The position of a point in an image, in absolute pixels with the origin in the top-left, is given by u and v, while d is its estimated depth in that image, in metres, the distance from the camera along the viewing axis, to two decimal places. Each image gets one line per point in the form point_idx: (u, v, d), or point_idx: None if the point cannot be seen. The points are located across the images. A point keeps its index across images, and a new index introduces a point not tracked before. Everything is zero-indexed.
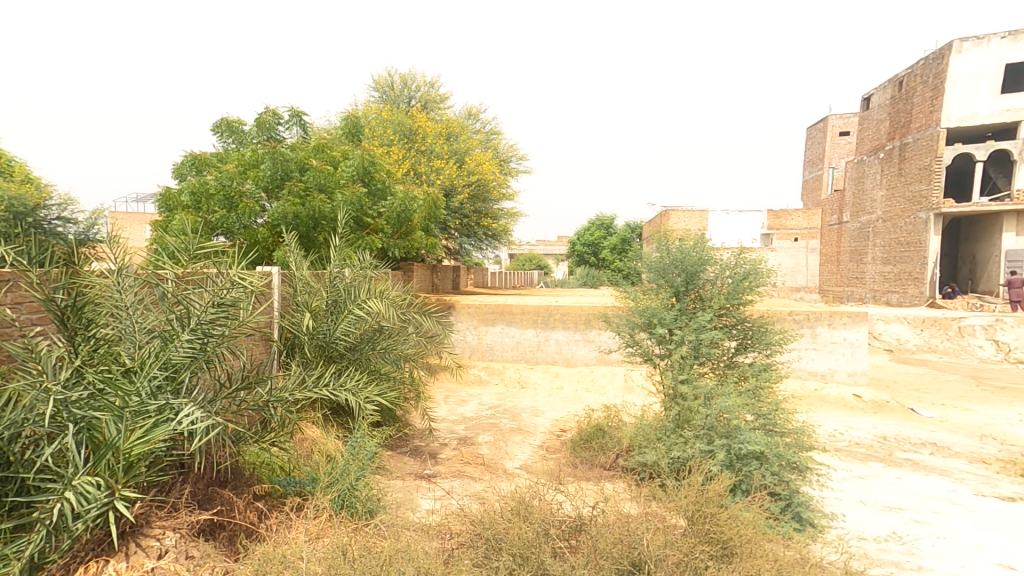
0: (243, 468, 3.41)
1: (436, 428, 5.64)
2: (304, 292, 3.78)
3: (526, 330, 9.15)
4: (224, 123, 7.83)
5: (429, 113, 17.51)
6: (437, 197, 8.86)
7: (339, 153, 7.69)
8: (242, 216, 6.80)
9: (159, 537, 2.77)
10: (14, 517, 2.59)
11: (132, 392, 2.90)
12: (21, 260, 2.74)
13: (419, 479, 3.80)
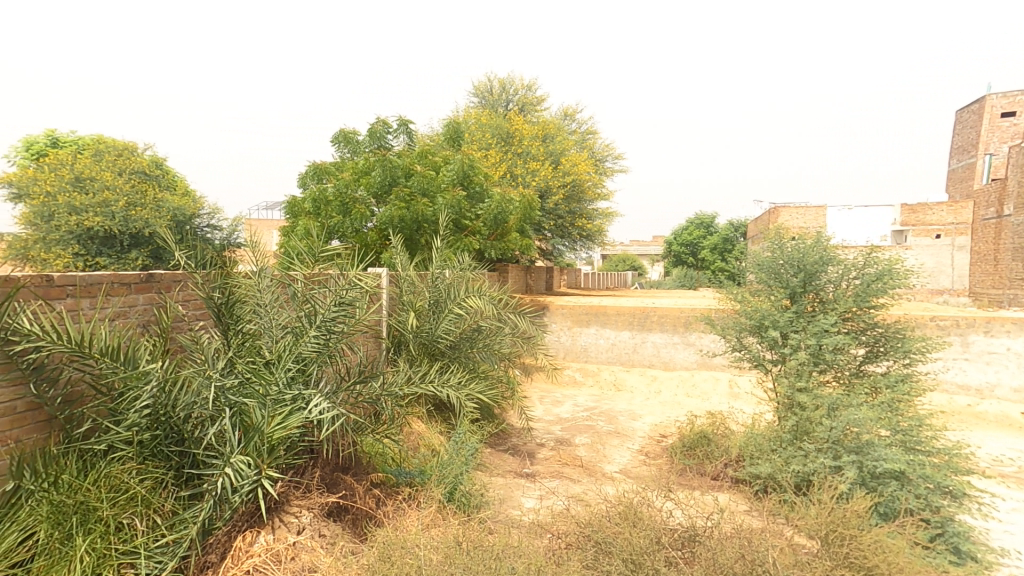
0: (362, 456, 3.66)
1: (532, 427, 5.82)
2: (409, 291, 3.94)
3: (621, 332, 9.19)
4: (341, 133, 8.46)
5: (526, 116, 17.97)
6: (531, 198, 9.22)
7: (440, 158, 8.11)
8: (355, 220, 7.32)
9: (297, 515, 3.08)
10: (189, 486, 3.06)
11: (271, 381, 3.24)
12: (190, 263, 3.24)
13: (518, 477, 3.86)
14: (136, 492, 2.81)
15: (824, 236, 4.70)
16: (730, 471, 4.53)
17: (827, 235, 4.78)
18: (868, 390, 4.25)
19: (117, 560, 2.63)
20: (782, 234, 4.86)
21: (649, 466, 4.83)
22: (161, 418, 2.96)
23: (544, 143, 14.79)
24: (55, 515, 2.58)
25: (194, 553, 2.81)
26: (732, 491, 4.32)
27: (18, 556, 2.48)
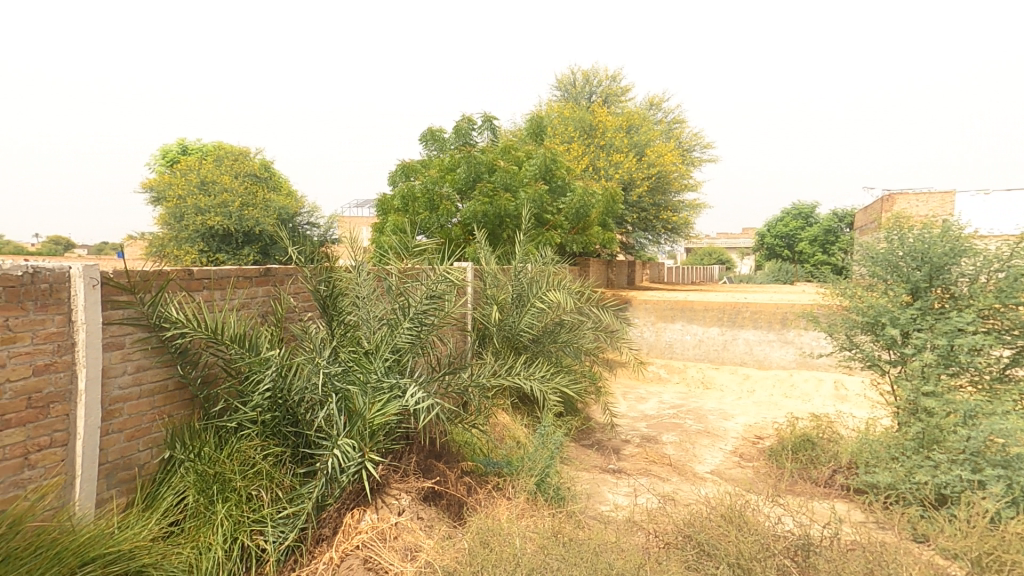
0: (452, 445, 3.79)
1: (618, 423, 5.88)
2: (493, 286, 3.93)
3: (710, 328, 9.04)
4: (428, 132, 8.75)
5: (610, 107, 17.84)
6: (613, 191, 9.87)
7: (523, 153, 8.38)
8: (442, 217, 7.61)
9: (397, 497, 3.26)
10: (304, 464, 3.34)
11: (371, 369, 3.43)
12: (301, 258, 3.42)
13: (604, 473, 3.86)
14: (260, 467, 3.16)
15: (955, 225, 4.39)
16: (839, 477, 4.34)
17: (958, 223, 4.43)
18: (1016, 397, 3.95)
19: (249, 526, 3.01)
20: (901, 224, 4.62)
21: (745, 468, 4.77)
22: (278, 401, 3.27)
23: (629, 135, 14.93)
24: (200, 482, 3.03)
25: (311, 525, 3.12)
26: (845, 499, 4.12)
27: (176, 514, 3.01)
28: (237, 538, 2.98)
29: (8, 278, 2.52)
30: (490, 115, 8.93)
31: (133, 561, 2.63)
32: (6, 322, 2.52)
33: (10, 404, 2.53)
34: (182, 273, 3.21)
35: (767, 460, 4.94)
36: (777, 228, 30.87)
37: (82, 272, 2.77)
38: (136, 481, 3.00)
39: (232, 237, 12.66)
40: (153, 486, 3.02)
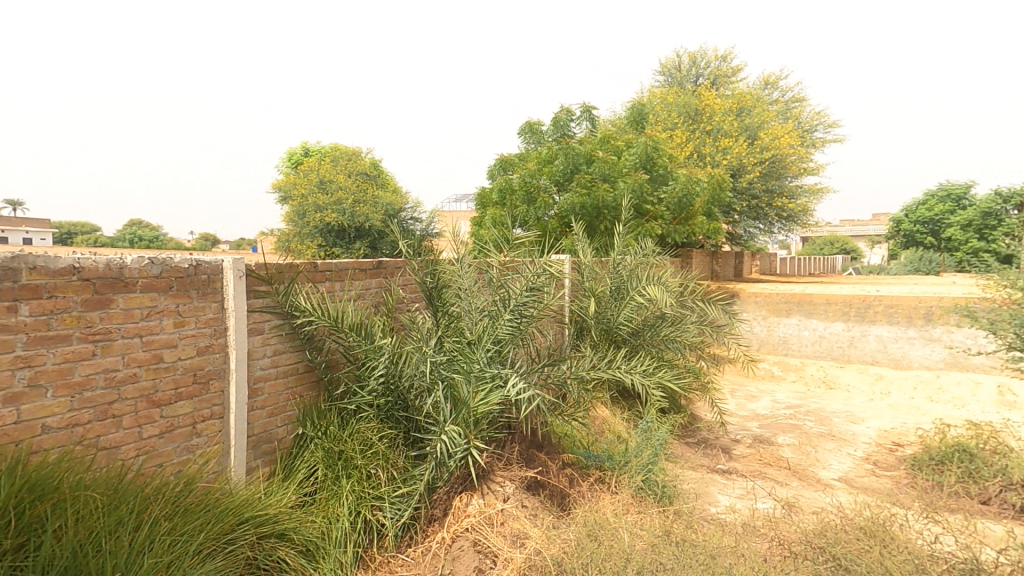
0: (553, 437, 3.80)
1: (726, 422, 5.66)
2: (591, 278, 3.94)
3: (833, 323, 8.74)
4: (526, 125, 9.01)
5: (720, 90, 17.05)
6: (721, 179, 9.47)
7: (622, 143, 8.48)
8: (540, 209, 8.01)
9: (502, 484, 3.32)
10: (415, 448, 3.52)
11: (474, 359, 3.51)
12: (411, 251, 3.54)
13: (713, 473, 3.70)
14: (377, 448, 3.38)
15: None
16: (1010, 497, 3.75)
17: None
18: None
19: (370, 502, 3.25)
20: None
21: (880, 477, 4.33)
22: (391, 387, 3.48)
23: (741, 118, 14.22)
24: (326, 459, 3.31)
25: (424, 505, 3.28)
26: (1015, 522, 3.58)
27: (308, 486, 3.35)
28: (359, 513, 3.23)
29: (178, 270, 3.16)
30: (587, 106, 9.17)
31: (277, 524, 3.05)
32: (178, 309, 3.16)
33: (182, 379, 3.17)
34: (308, 266, 3.48)
35: (909, 470, 4.44)
36: (918, 211, 26.92)
37: (230, 265, 3.12)
38: (276, 454, 3.38)
39: (346, 233, 13.74)
40: (288, 460, 3.36)
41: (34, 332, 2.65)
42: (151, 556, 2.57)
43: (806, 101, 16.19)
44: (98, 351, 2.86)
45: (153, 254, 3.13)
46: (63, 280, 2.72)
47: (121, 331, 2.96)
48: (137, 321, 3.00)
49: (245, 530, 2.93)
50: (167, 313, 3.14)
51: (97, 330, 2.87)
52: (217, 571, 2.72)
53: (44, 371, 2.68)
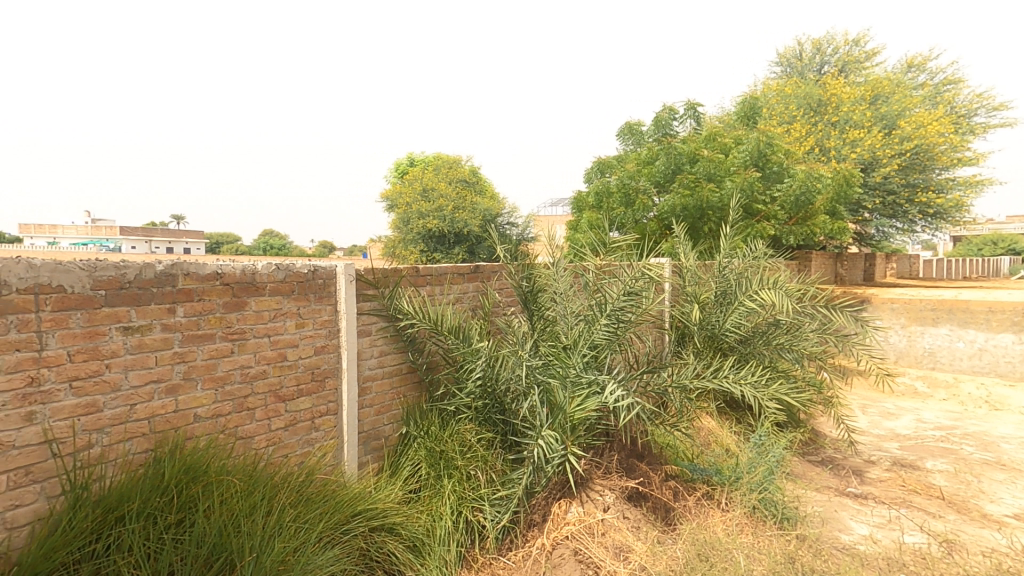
0: (654, 447, 3.66)
1: (858, 439, 5.27)
2: (693, 282, 3.83)
3: (997, 335, 7.98)
4: (626, 127, 9.78)
5: (850, 76, 15.91)
6: (848, 174, 9.14)
7: (732, 140, 8.56)
8: (638, 211, 8.58)
9: (601, 493, 3.24)
10: (512, 451, 3.54)
11: (569, 364, 3.46)
12: (508, 256, 3.60)
13: (844, 498, 3.48)
14: (477, 450, 3.45)
15: None
16: None
17: None
18: None
19: (470, 503, 3.31)
20: None
21: None
22: (488, 390, 3.52)
23: (875, 106, 13.23)
24: (429, 458, 3.42)
25: (523, 510, 3.26)
26: None
27: (413, 483, 3.48)
28: (461, 512, 3.30)
29: (299, 275, 3.44)
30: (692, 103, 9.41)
31: (387, 518, 3.21)
32: (299, 311, 3.45)
33: (304, 376, 3.45)
34: (410, 270, 3.62)
35: None
36: None
37: (343, 270, 3.37)
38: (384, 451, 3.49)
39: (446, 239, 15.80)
40: (395, 457, 3.50)
41: (187, 332, 3.16)
42: (282, 541, 2.89)
43: (965, 82, 14.48)
44: (235, 349, 3.28)
45: (281, 261, 3.46)
46: (209, 285, 3.20)
47: (253, 331, 3.32)
48: (265, 322, 3.35)
49: (358, 522, 3.14)
50: (289, 315, 3.44)
51: (235, 330, 3.29)
52: (336, 558, 2.96)
53: (195, 365, 3.17)
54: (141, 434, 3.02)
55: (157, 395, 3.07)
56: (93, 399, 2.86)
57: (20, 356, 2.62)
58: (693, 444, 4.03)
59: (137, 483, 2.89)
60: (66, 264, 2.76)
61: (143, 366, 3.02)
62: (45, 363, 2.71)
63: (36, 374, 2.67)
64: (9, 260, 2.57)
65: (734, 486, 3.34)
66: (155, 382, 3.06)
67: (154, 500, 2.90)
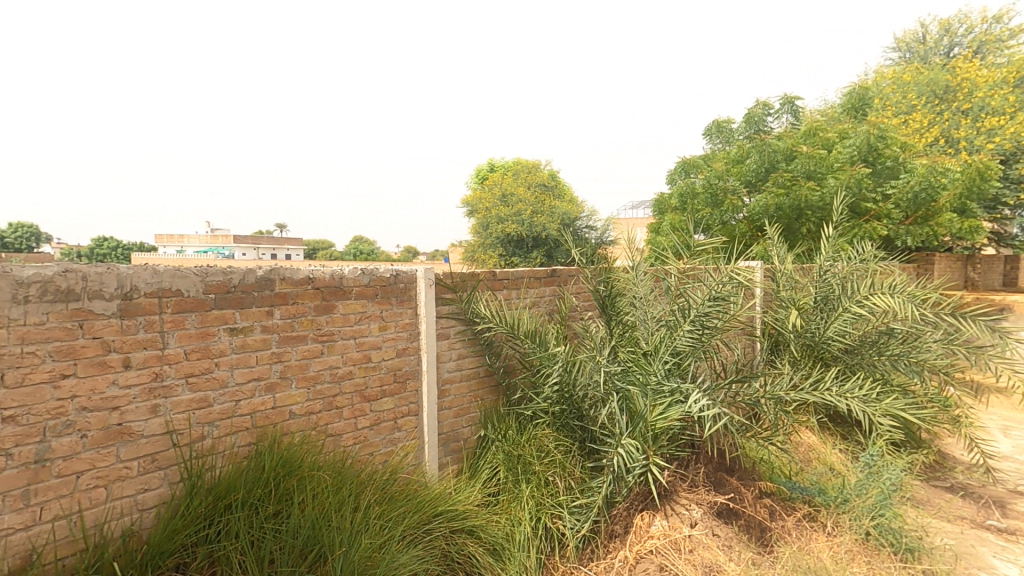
0: (746, 461, 3.48)
1: (998, 466, 4.85)
2: (788, 287, 4.37)
3: None
4: (714, 127, 10.29)
5: (988, 61, 15.15)
6: (980, 169, 9.48)
7: (833, 135, 8.72)
8: (727, 213, 8.93)
9: (688, 508, 3.07)
10: (591, 459, 3.47)
11: (649, 371, 3.35)
12: (583, 259, 3.58)
13: (981, 532, 3.32)
14: (554, 455, 3.42)
15: None
16: None
17: None
18: None
19: (550, 509, 3.27)
20: None
21: None
22: (565, 395, 3.48)
23: (1020, 90, 12.78)
24: (508, 462, 3.43)
25: (603, 520, 3.19)
26: None
27: (491, 487, 3.49)
28: (539, 519, 3.28)
29: (382, 280, 3.55)
30: (789, 97, 9.54)
31: (467, 520, 3.25)
32: (382, 314, 3.55)
33: (387, 379, 3.54)
34: (488, 274, 3.67)
35: None
36: None
37: (423, 274, 3.49)
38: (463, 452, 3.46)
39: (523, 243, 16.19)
40: (474, 460, 3.47)
41: (283, 333, 3.36)
42: (368, 537, 2.96)
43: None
44: (324, 350, 3.43)
45: (366, 266, 3.60)
46: (302, 289, 3.39)
47: (340, 333, 3.47)
48: (352, 325, 3.49)
49: (439, 523, 3.19)
50: (373, 317, 3.54)
51: (324, 332, 3.45)
52: (421, 558, 3.00)
53: (290, 365, 3.37)
54: (245, 428, 3.27)
55: (258, 393, 3.29)
56: (205, 394, 3.16)
57: (148, 354, 3.01)
58: (791, 460, 3.84)
59: (242, 474, 3.09)
60: (183, 270, 3.12)
61: (246, 364, 3.27)
62: (166, 360, 3.07)
63: (159, 370, 3.04)
64: (139, 268, 2.98)
65: (841, 509, 3.14)
66: (256, 380, 3.29)
67: (256, 491, 3.07)
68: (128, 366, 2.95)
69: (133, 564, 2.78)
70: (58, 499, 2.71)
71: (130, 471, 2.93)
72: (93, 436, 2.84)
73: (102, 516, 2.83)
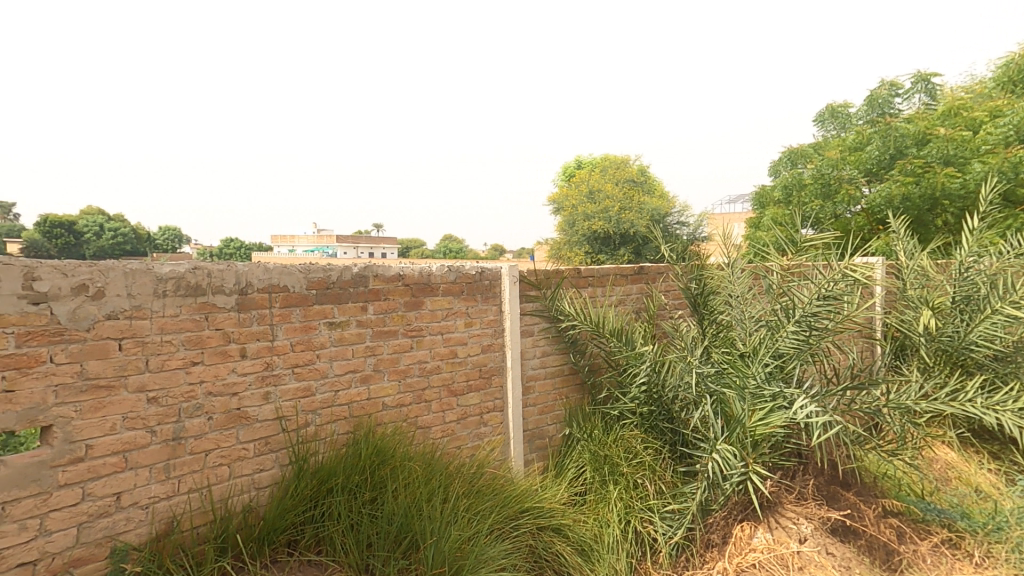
0: (863, 475, 3.23)
1: None
2: (917, 285, 4.59)
3: None
4: (827, 112, 11.47)
5: None
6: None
7: (980, 116, 8.62)
8: (841, 204, 9.38)
9: (796, 522, 2.86)
10: (683, 463, 3.33)
11: (748, 375, 3.13)
12: (674, 255, 3.43)
13: None
14: (643, 458, 3.33)
15: None
16: None
17: None
18: None
19: (640, 513, 3.19)
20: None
21: None
22: (653, 396, 3.38)
23: None
24: (594, 461, 3.39)
25: (698, 528, 3.03)
26: None
27: (578, 486, 3.45)
28: (629, 522, 3.20)
29: (468, 277, 3.62)
30: (923, 73, 9.94)
31: (554, 518, 3.23)
32: (468, 310, 3.62)
33: (473, 374, 3.59)
34: (571, 271, 3.65)
35: None
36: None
37: (508, 272, 3.56)
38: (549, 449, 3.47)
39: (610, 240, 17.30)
40: (560, 458, 3.54)
41: (377, 327, 3.51)
42: (457, 530, 3.02)
43: None
44: (414, 344, 3.55)
45: (452, 263, 3.69)
46: (393, 285, 3.52)
47: (429, 329, 3.58)
48: (439, 321, 3.58)
49: (526, 519, 3.21)
50: (458, 313, 3.63)
51: (414, 327, 3.57)
52: (507, 552, 3.04)
53: (383, 358, 3.51)
54: (343, 417, 3.46)
55: (354, 383, 3.46)
56: (308, 383, 3.37)
57: (261, 345, 3.29)
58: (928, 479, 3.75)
59: (340, 461, 3.27)
60: (289, 268, 3.37)
61: (343, 357, 3.45)
62: (276, 351, 3.32)
63: (270, 360, 3.30)
64: (253, 266, 3.26)
65: (993, 538, 3.04)
66: (352, 372, 3.46)
67: (354, 477, 3.23)
68: (244, 355, 3.25)
69: (251, 538, 3.02)
70: (191, 473, 3.03)
71: (248, 452, 3.19)
72: (217, 418, 3.14)
73: (227, 492, 3.11)
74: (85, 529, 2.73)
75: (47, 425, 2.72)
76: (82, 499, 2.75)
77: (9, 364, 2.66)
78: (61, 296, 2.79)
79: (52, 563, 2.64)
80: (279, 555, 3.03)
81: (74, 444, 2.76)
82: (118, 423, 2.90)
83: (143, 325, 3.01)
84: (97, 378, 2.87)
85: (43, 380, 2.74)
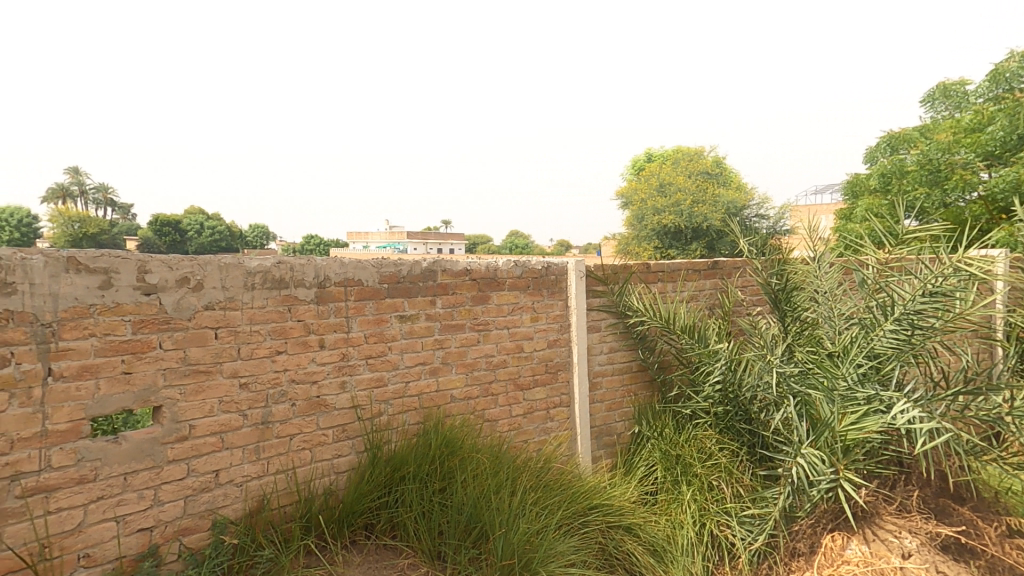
0: (980, 489, 2.91)
1: None
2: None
3: None
4: (937, 90, 10.80)
5: None
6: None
7: None
8: (955, 190, 8.87)
9: (897, 535, 2.64)
10: (763, 466, 3.20)
11: (838, 376, 2.91)
12: (753, 251, 3.32)
13: None
14: (718, 459, 3.23)
15: None
16: None
17: None
18: None
19: (715, 516, 3.09)
20: None
21: None
22: (729, 395, 3.25)
23: None
24: (665, 460, 3.35)
25: (782, 535, 2.88)
26: None
27: (647, 485, 3.41)
28: (703, 524, 3.11)
29: (534, 271, 3.62)
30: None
31: (623, 517, 3.17)
32: (534, 305, 3.63)
33: (539, 370, 3.60)
34: (640, 267, 3.62)
35: None
36: None
37: (575, 266, 3.58)
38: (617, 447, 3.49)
39: (681, 235, 17.27)
40: (628, 456, 3.52)
41: (445, 321, 3.58)
42: (526, 523, 3.04)
43: None
44: (481, 338, 3.60)
45: (518, 259, 3.71)
46: (461, 280, 3.58)
47: (495, 323, 3.61)
48: (505, 315, 3.62)
49: (596, 516, 3.17)
50: (524, 308, 3.64)
51: (480, 321, 3.61)
52: (576, 548, 3.03)
53: (451, 351, 3.58)
54: (413, 408, 3.55)
55: (424, 375, 3.55)
56: (381, 374, 3.48)
57: (337, 336, 3.43)
58: None
59: (411, 450, 3.36)
60: (363, 262, 3.48)
61: (413, 349, 3.54)
62: (351, 342, 3.45)
63: (346, 351, 3.44)
64: (330, 260, 3.41)
65: None
66: (422, 364, 3.54)
67: (425, 466, 3.31)
68: (323, 345, 3.40)
69: (332, 519, 3.18)
70: (278, 455, 3.22)
71: (327, 438, 3.34)
72: (300, 405, 3.31)
73: (310, 474, 3.28)
74: (190, 501, 2.98)
75: (157, 405, 3.00)
76: (187, 474, 3.00)
77: (126, 349, 2.95)
78: (166, 288, 3.06)
79: (163, 531, 2.90)
80: (358, 537, 3.18)
81: (180, 424, 3.02)
82: (215, 406, 3.13)
83: (235, 316, 3.22)
84: (197, 363, 3.12)
85: (154, 364, 3.02)
